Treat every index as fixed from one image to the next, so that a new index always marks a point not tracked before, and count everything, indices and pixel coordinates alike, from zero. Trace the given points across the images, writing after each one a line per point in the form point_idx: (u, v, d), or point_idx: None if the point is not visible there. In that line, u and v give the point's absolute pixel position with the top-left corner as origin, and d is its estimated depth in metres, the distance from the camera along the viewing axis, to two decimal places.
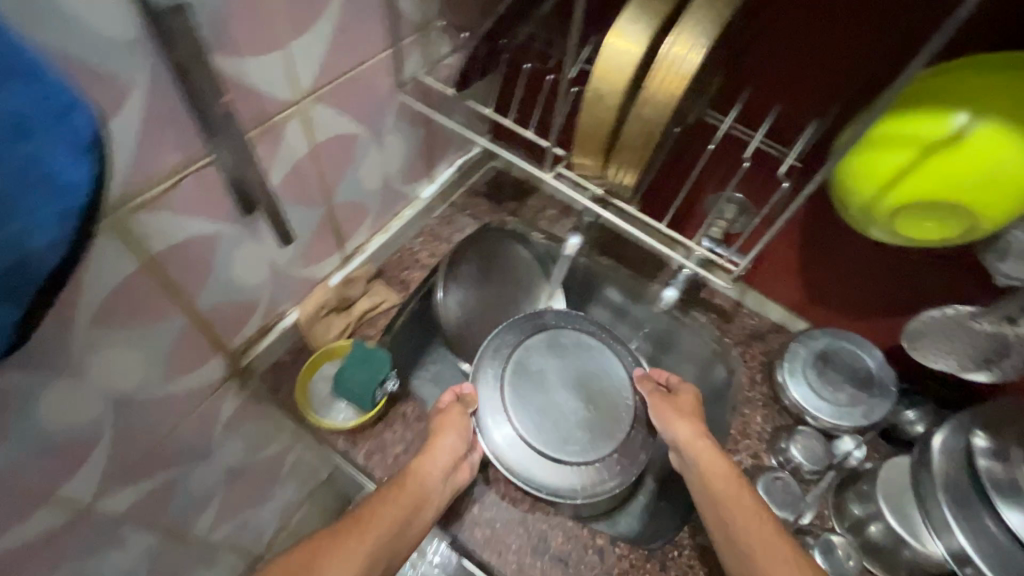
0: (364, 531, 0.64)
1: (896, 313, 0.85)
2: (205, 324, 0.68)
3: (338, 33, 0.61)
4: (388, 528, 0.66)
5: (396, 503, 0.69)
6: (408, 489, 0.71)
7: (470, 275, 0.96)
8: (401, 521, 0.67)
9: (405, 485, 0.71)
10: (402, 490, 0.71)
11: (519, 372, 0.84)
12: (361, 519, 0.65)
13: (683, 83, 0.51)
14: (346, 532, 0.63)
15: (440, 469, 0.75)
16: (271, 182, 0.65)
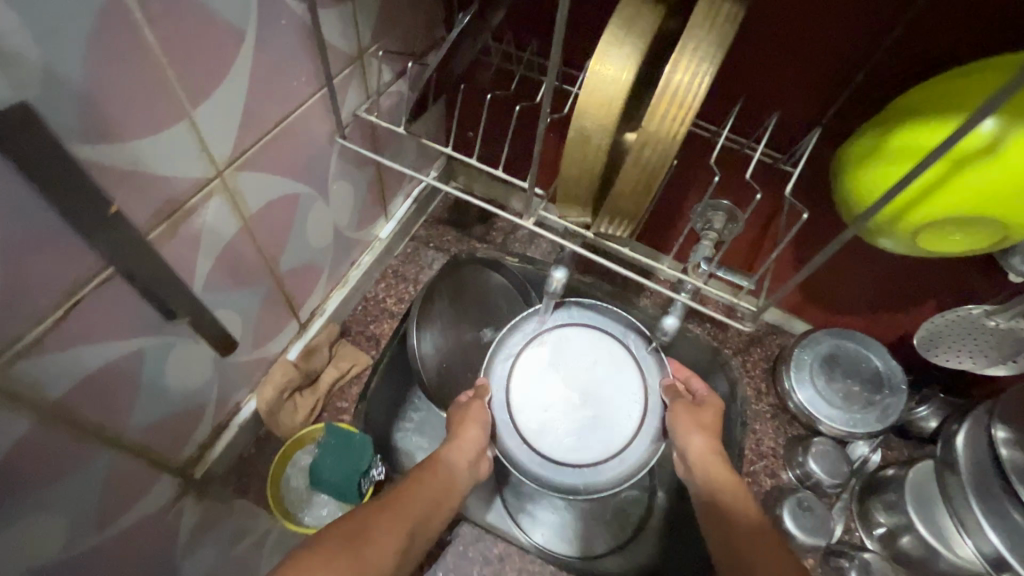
0: (399, 508, 0.57)
1: (899, 310, 0.80)
2: (141, 447, 0.56)
3: (255, 88, 0.49)
4: (419, 513, 0.59)
5: (423, 490, 0.61)
6: (439, 474, 0.64)
7: (444, 314, 0.85)
8: (427, 509, 0.60)
9: (435, 471, 0.64)
10: (433, 476, 0.64)
11: (529, 364, 0.75)
12: (393, 499, 0.58)
13: (687, 116, 0.43)
14: (381, 507, 0.56)
15: (467, 461, 0.68)
16: (199, 276, 0.53)
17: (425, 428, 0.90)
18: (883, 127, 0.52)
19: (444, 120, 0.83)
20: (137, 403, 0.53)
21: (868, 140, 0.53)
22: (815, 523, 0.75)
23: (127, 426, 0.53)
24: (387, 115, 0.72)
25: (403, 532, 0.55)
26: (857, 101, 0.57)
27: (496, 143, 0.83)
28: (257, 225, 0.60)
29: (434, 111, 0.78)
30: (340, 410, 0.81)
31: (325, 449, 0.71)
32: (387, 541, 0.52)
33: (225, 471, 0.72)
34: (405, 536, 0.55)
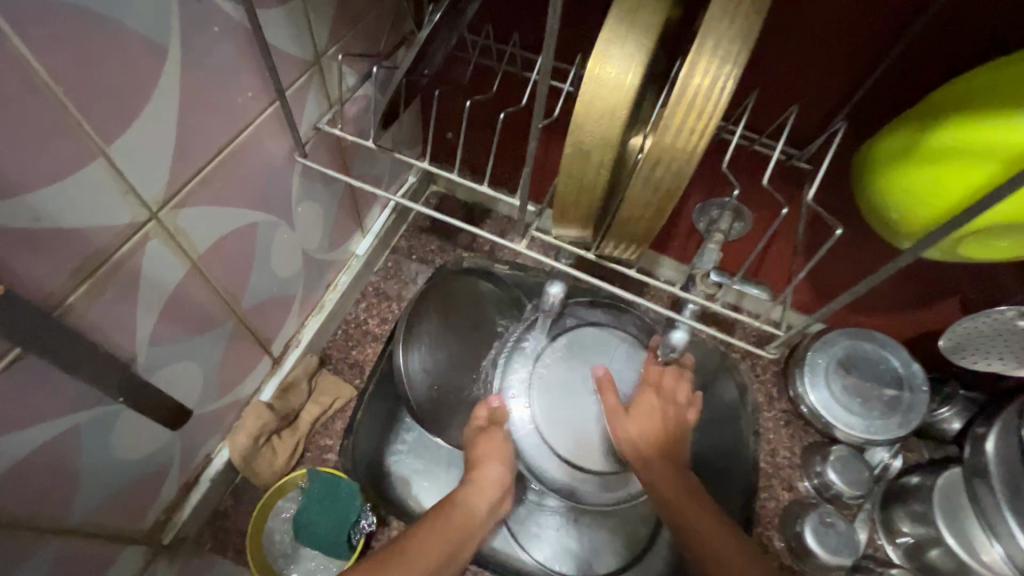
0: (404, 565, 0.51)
1: (918, 308, 0.74)
2: (92, 526, 0.50)
3: (188, 112, 0.42)
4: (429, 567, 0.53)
5: (433, 539, 0.55)
6: (453, 521, 0.58)
7: (434, 330, 0.76)
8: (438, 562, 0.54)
9: (449, 517, 0.58)
10: (446, 523, 0.58)
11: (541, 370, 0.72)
12: (396, 555, 0.52)
13: (706, 124, 0.36)
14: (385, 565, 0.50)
15: (488, 501, 0.63)
16: (142, 333, 0.46)
17: (421, 451, 0.79)
18: (915, 123, 0.46)
19: (419, 123, 0.75)
20: (81, 482, 0.46)
21: (899, 139, 0.46)
22: (839, 541, 0.70)
23: (72, 508, 0.46)
24: (353, 124, 0.63)
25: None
26: (882, 92, 0.51)
27: (480, 147, 0.75)
28: (210, 264, 0.52)
29: (408, 114, 0.70)
30: (324, 449, 0.74)
31: (311, 499, 0.65)
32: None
33: (200, 527, 0.66)
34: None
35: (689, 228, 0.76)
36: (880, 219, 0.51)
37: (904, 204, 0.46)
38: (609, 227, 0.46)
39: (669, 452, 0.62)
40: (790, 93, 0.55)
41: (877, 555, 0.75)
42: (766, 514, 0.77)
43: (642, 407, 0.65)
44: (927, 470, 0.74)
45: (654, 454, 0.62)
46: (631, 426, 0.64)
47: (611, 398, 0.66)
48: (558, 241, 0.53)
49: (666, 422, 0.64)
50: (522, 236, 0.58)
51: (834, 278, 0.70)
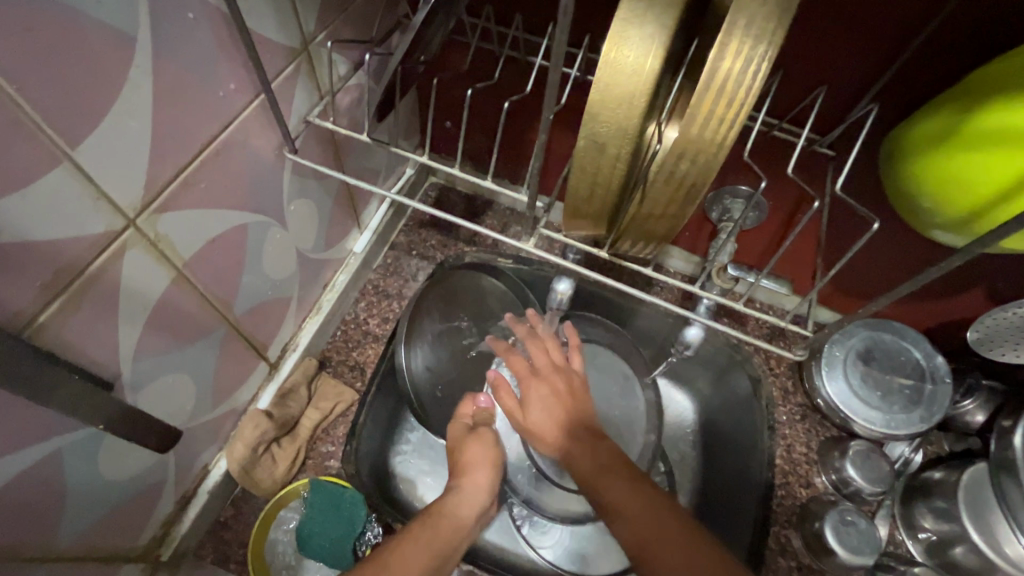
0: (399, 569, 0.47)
1: (943, 296, 0.70)
2: (82, 548, 0.47)
3: (164, 109, 0.38)
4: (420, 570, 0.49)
5: (422, 545, 0.52)
6: (446, 529, 0.55)
7: (436, 328, 0.73)
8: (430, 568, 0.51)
9: (441, 522, 0.56)
10: (438, 530, 0.54)
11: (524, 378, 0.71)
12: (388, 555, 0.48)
13: (738, 112, 0.33)
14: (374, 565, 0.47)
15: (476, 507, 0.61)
16: (124, 347, 0.43)
17: (425, 450, 0.78)
18: (955, 106, 0.42)
19: (415, 112, 0.70)
20: (66, 506, 0.44)
21: (936, 123, 0.43)
22: (860, 540, 0.68)
23: (57, 533, 0.44)
24: (346, 116, 0.60)
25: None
26: (915, 71, 0.47)
27: (480, 136, 0.71)
28: (198, 270, 0.48)
29: (403, 103, 0.66)
30: (326, 456, 0.71)
31: (315, 510, 0.65)
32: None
33: (199, 540, 0.63)
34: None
35: (700, 218, 0.73)
36: (908, 210, 0.47)
37: (940, 193, 0.43)
38: (625, 223, 0.43)
39: (575, 426, 0.56)
40: (814, 75, 0.51)
41: (899, 552, 0.73)
42: (783, 512, 0.75)
43: (534, 390, 0.59)
44: (951, 465, 0.72)
45: (562, 433, 0.56)
46: (536, 414, 0.58)
47: (509, 400, 0.61)
48: (567, 238, 0.50)
49: (569, 402, 0.58)
50: (529, 234, 0.55)
51: (857, 269, 0.67)
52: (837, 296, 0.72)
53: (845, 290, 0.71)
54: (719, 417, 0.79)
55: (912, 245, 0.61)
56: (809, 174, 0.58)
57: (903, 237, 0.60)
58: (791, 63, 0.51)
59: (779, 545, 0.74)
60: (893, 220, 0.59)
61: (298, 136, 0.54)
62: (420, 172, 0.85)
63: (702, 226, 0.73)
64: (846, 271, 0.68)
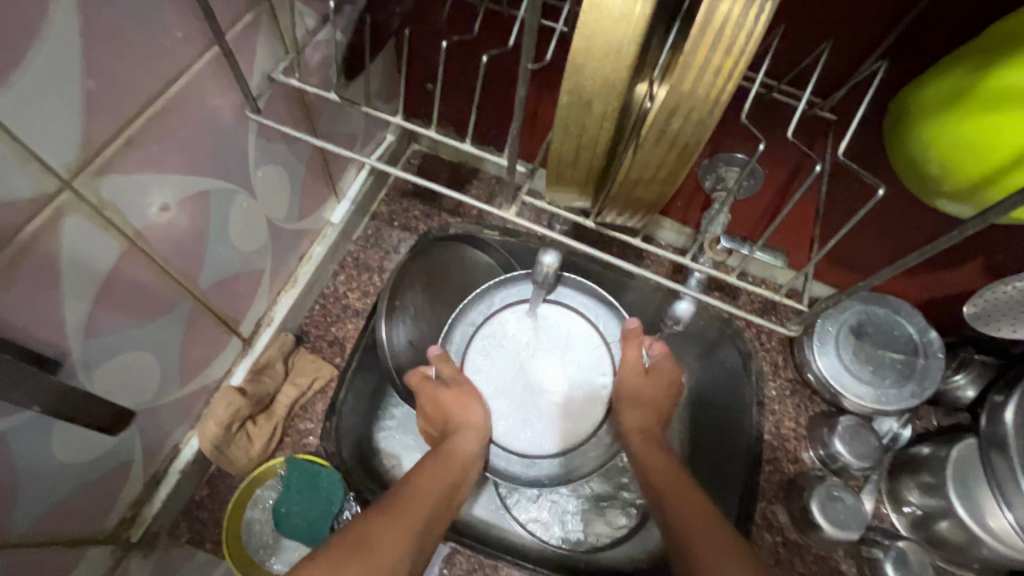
0: (412, 509, 0.51)
1: (944, 268, 0.68)
2: (44, 530, 0.46)
3: (97, 58, 0.34)
4: (431, 509, 0.52)
5: (431, 485, 0.54)
6: (457, 455, 0.58)
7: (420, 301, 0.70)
8: (441, 501, 0.54)
9: (448, 458, 0.58)
10: (444, 466, 0.57)
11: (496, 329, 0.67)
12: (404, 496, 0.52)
13: (733, 66, 0.30)
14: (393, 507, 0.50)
15: (476, 439, 0.61)
16: (72, 322, 0.40)
17: (410, 425, 0.76)
18: (968, 64, 0.39)
19: (392, 72, 0.66)
20: (19, 492, 0.41)
21: (948, 82, 0.40)
22: (847, 515, 0.68)
23: (12, 520, 0.42)
24: (317, 74, 0.55)
25: (421, 532, 0.49)
26: (927, 26, 0.44)
27: (465, 98, 0.67)
28: (153, 240, 0.45)
29: (379, 59, 0.61)
30: (304, 433, 0.69)
31: (291, 489, 0.63)
32: (396, 542, 0.47)
33: (173, 520, 0.62)
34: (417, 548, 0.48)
35: (693, 187, 0.69)
36: (914, 178, 0.44)
37: (949, 156, 0.39)
38: (612, 190, 0.40)
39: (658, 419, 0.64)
40: (821, 29, 0.47)
41: (883, 526, 0.73)
42: (770, 487, 0.74)
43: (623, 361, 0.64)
44: (939, 440, 0.71)
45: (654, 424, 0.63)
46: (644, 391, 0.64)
47: (634, 352, 0.64)
48: (551, 206, 0.47)
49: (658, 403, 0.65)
50: (511, 204, 0.51)
51: (856, 240, 0.64)
52: (834, 270, 0.70)
53: (841, 263, 0.68)
54: (708, 394, 0.77)
55: (916, 214, 0.58)
56: (810, 139, 0.55)
57: (906, 204, 0.57)
58: (795, 15, 0.47)
59: (765, 520, 0.73)
60: (898, 187, 0.56)
61: (262, 94, 0.50)
62: (401, 138, 0.81)
63: (694, 194, 0.70)
64: (844, 243, 0.65)
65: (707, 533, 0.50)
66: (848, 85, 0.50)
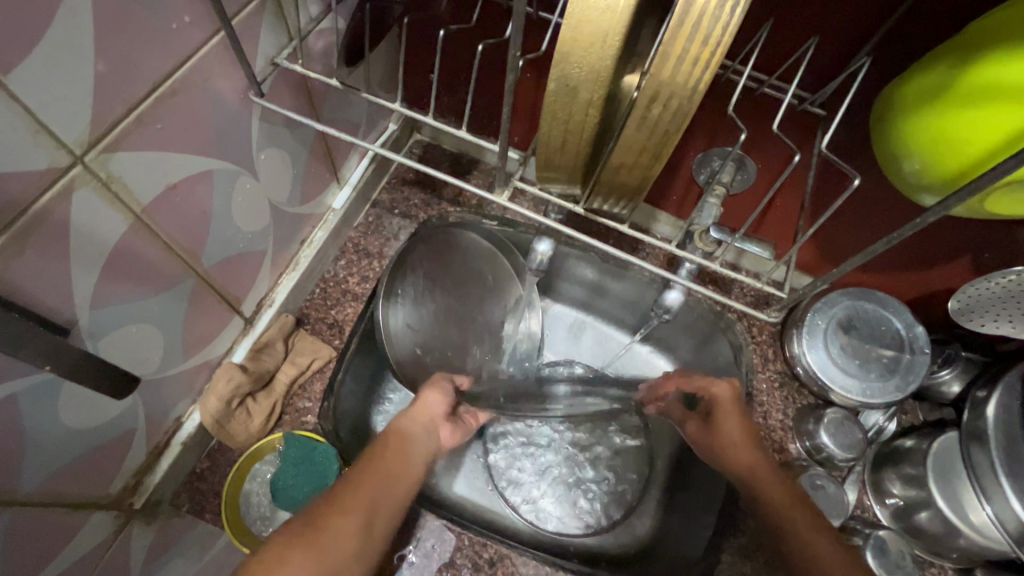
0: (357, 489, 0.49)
1: (931, 265, 0.69)
2: (53, 491, 0.48)
3: (106, 37, 0.36)
4: (383, 483, 0.52)
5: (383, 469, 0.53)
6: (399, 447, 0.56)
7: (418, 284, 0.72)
8: (389, 480, 0.52)
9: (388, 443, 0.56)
10: (390, 449, 0.55)
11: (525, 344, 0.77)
12: (353, 476, 0.51)
13: (710, 55, 0.31)
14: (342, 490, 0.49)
15: (423, 424, 0.61)
16: (80, 292, 0.42)
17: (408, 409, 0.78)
18: (955, 56, 0.40)
19: (394, 62, 0.67)
20: (27, 453, 0.44)
21: (933, 76, 0.41)
22: (828, 503, 0.69)
23: (21, 477, 0.44)
24: (321, 62, 0.57)
25: (370, 509, 0.48)
26: (911, 23, 0.45)
27: (465, 88, 0.68)
28: (158, 216, 0.47)
29: (381, 48, 0.63)
30: (302, 412, 0.71)
31: (288, 463, 0.66)
32: (351, 522, 0.46)
33: (175, 490, 0.64)
34: (369, 523, 0.48)
35: (687, 179, 0.70)
36: (896, 171, 0.45)
37: (928, 149, 0.41)
38: (600, 175, 0.41)
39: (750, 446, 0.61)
40: (808, 24, 0.48)
41: (865, 516, 0.74)
42: None
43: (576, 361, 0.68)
44: (922, 433, 0.73)
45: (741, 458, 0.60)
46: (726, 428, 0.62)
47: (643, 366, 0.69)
48: (542, 194, 0.49)
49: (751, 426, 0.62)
50: (503, 189, 0.52)
51: (844, 234, 0.65)
52: (821, 264, 0.71)
53: (828, 256, 0.69)
54: None
55: (899, 210, 0.59)
56: (797, 133, 0.56)
57: (889, 202, 0.59)
58: (784, 13, 0.48)
59: None
60: (882, 181, 0.57)
61: (266, 79, 0.51)
62: (404, 127, 0.82)
63: (688, 186, 0.71)
64: (830, 236, 0.67)
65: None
66: (833, 81, 0.51)
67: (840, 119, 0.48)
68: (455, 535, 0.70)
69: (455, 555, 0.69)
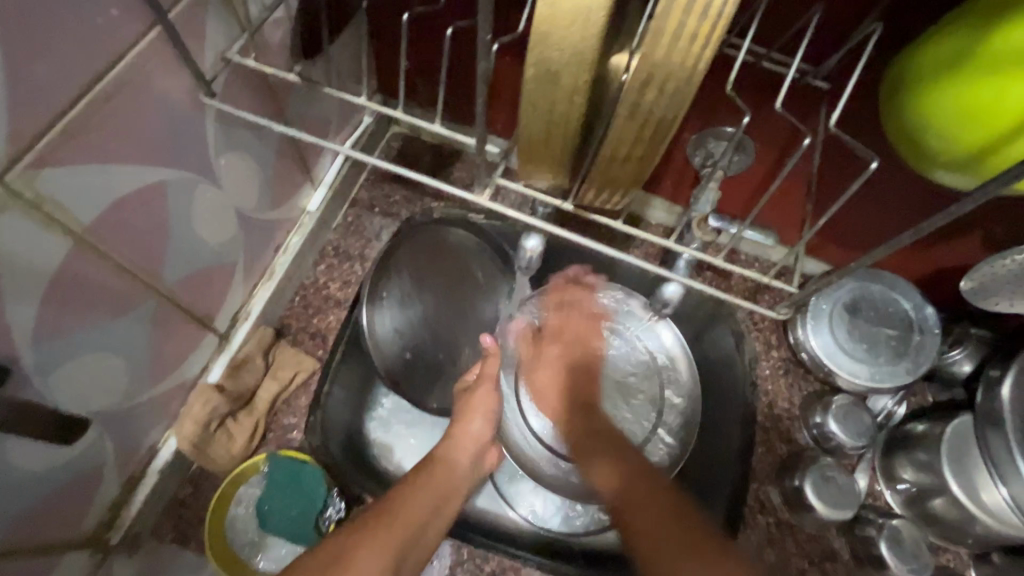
0: (389, 531, 0.48)
1: (941, 242, 0.65)
2: (13, 537, 0.44)
3: (19, 38, 0.32)
4: (421, 521, 0.50)
5: (423, 498, 0.52)
6: (439, 476, 0.55)
7: (406, 286, 0.67)
8: (425, 518, 0.51)
9: (435, 474, 0.55)
10: (432, 478, 0.55)
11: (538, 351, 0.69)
12: (389, 508, 0.50)
13: (708, 31, 0.27)
14: (373, 525, 0.48)
15: (471, 455, 0.59)
16: (20, 327, 0.38)
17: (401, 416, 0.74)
18: (972, 21, 0.36)
19: (361, 51, 0.62)
20: None
21: (947, 45, 0.37)
22: (840, 495, 0.67)
23: None
24: (280, 55, 0.52)
25: (400, 551, 0.47)
26: None
27: (438, 76, 0.64)
28: (105, 236, 0.43)
29: (344, 38, 0.58)
30: (288, 428, 0.67)
31: (274, 486, 0.62)
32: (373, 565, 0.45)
33: (156, 520, 0.61)
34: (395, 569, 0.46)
35: (682, 163, 0.66)
36: (910, 148, 0.42)
37: (943, 125, 0.37)
38: (591, 168, 0.37)
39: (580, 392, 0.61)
40: None
41: (877, 504, 0.72)
42: (763, 468, 0.73)
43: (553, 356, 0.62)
44: (933, 416, 0.70)
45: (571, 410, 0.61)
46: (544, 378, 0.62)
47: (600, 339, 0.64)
48: (527, 190, 0.44)
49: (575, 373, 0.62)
50: (484, 188, 0.48)
51: (849, 214, 0.62)
52: (827, 246, 0.68)
53: (834, 238, 0.66)
54: None
55: (909, 187, 0.55)
56: (799, 110, 0.52)
57: (899, 177, 0.55)
58: None
59: (759, 502, 0.72)
60: (890, 158, 0.54)
61: (217, 77, 0.47)
62: (379, 120, 0.77)
63: (682, 170, 0.67)
64: (835, 217, 0.63)
65: (657, 523, 0.47)
66: (838, 51, 0.47)
67: (846, 94, 0.43)
68: (455, 549, 0.67)
69: (455, 569, 0.67)
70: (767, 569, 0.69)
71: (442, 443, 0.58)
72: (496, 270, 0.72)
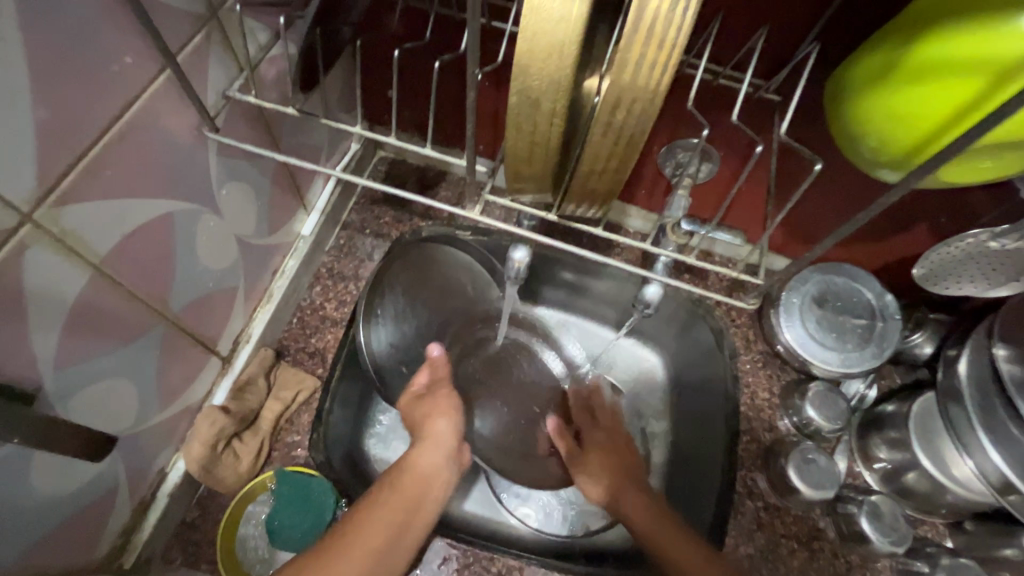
0: (355, 550, 0.49)
1: (895, 234, 0.71)
2: (33, 561, 0.46)
3: (45, 86, 0.35)
4: (386, 539, 0.52)
5: (387, 516, 0.53)
6: (405, 489, 0.56)
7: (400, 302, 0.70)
8: (393, 533, 0.52)
9: (400, 485, 0.56)
10: (397, 491, 0.55)
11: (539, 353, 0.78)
12: (349, 530, 0.51)
13: (665, 57, 0.31)
14: (334, 547, 0.49)
15: (445, 453, 0.61)
16: (43, 355, 0.41)
17: (400, 428, 0.76)
18: (898, 35, 0.40)
19: (349, 82, 0.66)
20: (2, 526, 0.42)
21: (877, 58, 0.42)
22: (821, 475, 0.71)
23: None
24: (276, 89, 0.56)
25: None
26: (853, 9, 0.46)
27: (423, 103, 0.68)
28: (119, 267, 0.45)
29: (335, 72, 0.62)
30: (292, 446, 0.69)
31: (281, 502, 0.64)
32: None
33: (166, 544, 0.62)
34: None
35: (654, 173, 0.71)
36: (856, 146, 0.46)
37: (882, 127, 0.42)
38: (572, 181, 0.41)
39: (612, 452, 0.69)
40: (756, 17, 0.49)
41: (856, 482, 0.76)
42: (749, 456, 0.77)
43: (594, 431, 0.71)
44: (901, 397, 0.75)
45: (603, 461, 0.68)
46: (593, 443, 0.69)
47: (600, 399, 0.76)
48: (515, 204, 0.48)
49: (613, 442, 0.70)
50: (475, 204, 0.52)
51: (809, 213, 0.67)
52: (792, 243, 0.73)
53: (798, 236, 0.71)
54: (682, 376, 0.79)
55: (859, 186, 0.61)
56: (755, 120, 0.58)
57: (850, 177, 0.61)
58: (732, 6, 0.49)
59: (746, 489, 0.76)
60: (840, 160, 0.59)
61: (218, 113, 0.50)
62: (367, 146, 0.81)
63: (656, 179, 0.72)
64: (797, 216, 0.68)
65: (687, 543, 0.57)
66: (785, 66, 0.52)
67: (794, 104, 0.49)
68: (460, 553, 0.69)
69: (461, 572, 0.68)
70: (759, 552, 0.72)
71: (411, 449, 0.60)
72: (487, 283, 0.75)
